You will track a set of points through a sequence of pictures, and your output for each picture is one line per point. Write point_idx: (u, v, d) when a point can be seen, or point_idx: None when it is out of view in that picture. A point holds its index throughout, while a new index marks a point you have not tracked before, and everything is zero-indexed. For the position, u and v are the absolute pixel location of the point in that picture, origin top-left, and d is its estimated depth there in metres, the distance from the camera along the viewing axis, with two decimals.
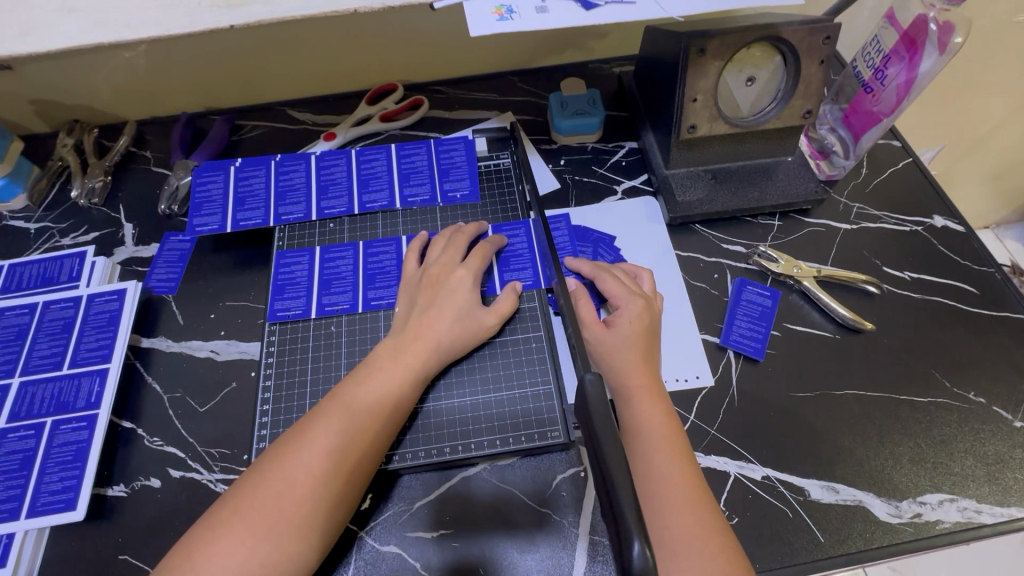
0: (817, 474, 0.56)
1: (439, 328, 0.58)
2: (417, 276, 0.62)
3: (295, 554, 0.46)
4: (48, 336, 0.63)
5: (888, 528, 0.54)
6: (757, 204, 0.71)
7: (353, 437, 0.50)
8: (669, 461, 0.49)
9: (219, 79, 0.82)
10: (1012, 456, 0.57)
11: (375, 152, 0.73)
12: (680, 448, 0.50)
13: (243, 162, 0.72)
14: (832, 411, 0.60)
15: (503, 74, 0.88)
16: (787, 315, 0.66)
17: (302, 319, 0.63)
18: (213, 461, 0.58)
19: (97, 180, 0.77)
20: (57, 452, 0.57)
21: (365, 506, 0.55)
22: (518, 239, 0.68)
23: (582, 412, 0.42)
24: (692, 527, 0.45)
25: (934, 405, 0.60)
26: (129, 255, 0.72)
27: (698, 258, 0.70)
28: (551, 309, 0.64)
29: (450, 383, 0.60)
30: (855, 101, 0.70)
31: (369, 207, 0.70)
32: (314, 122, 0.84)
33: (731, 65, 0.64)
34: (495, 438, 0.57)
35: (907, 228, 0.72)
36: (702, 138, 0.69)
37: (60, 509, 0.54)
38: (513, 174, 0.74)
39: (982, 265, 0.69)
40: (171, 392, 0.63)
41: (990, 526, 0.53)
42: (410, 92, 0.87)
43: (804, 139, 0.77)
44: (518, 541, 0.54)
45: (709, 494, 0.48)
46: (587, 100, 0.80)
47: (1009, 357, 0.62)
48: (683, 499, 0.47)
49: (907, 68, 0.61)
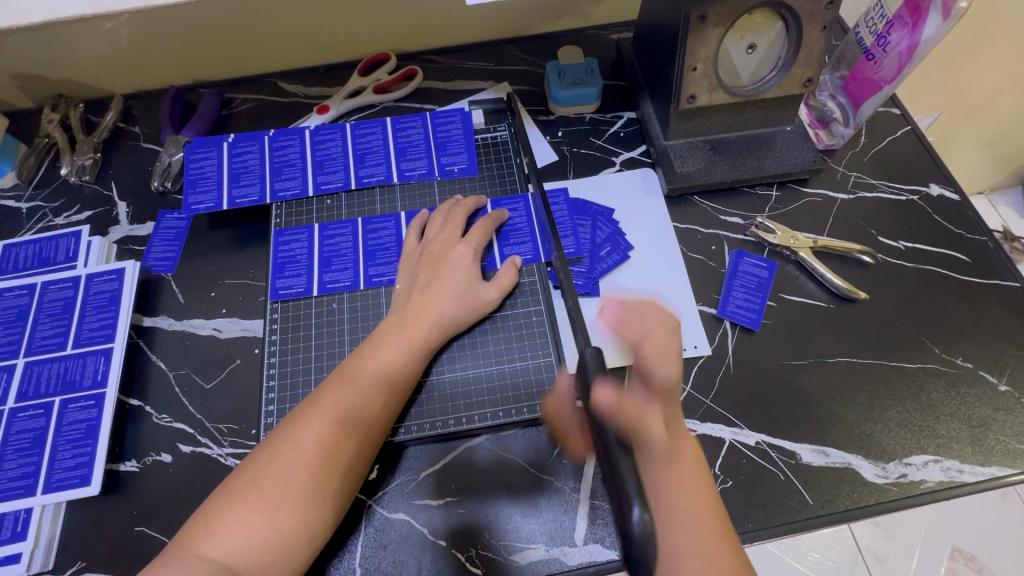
0: (809, 439, 0.58)
1: (440, 304, 0.58)
2: (418, 252, 0.63)
3: (309, 520, 0.48)
4: (49, 316, 0.64)
5: (875, 488, 0.56)
6: (756, 174, 0.71)
7: (360, 410, 0.52)
8: (685, 490, 0.46)
9: (206, 50, 0.79)
10: (996, 419, 0.59)
11: (371, 125, 0.72)
12: (695, 478, 0.47)
13: (236, 138, 0.71)
14: (824, 379, 0.61)
15: (498, 42, 0.86)
16: (784, 286, 0.67)
17: (304, 297, 0.64)
18: (222, 436, 0.60)
19: (87, 157, 0.76)
20: (68, 430, 0.58)
21: (373, 476, 0.57)
22: (517, 213, 0.67)
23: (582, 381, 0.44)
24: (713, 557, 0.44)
25: (923, 371, 0.61)
26: (124, 233, 0.72)
27: (696, 230, 0.71)
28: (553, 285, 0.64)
29: (453, 358, 0.61)
30: (856, 69, 0.69)
31: (366, 182, 0.69)
32: (305, 94, 0.83)
33: (732, 32, 0.63)
34: (497, 410, 0.58)
35: (903, 197, 0.72)
36: (701, 107, 0.68)
37: (75, 485, 0.56)
38: (510, 147, 0.73)
39: (975, 234, 0.70)
40: (176, 370, 0.63)
41: (971, 485, 0.56)
42: (404, 61, 0.85)
43: (804, 108, 0.75)
44: (522, 508, 0.56)
45: (723, 513, 0.47)
46: (585, 69, 0.78)
47: (997, 323, 0.64)
48: (702, 523, 0.45)
49: (909, 35, 0.60)
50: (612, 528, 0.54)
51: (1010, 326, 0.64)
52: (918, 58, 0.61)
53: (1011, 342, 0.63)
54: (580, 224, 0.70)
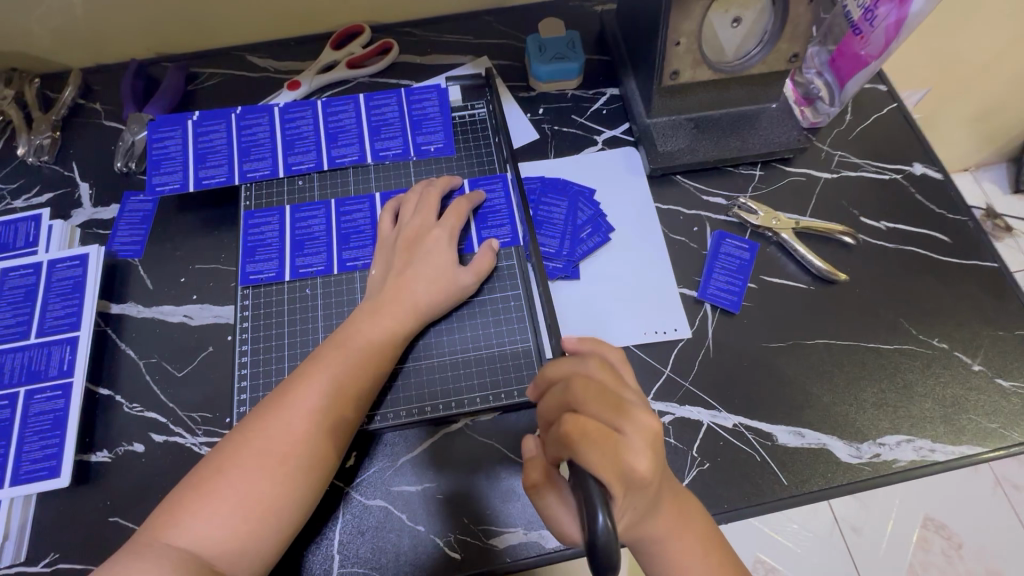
0: (785, 421, 0.59)
1: (415, 289, 0.57)
2: (393, 237, 0.61)
3: (279, 508, 0.47)
4: (11, 304, 0.61)
5: (849, 468, 0.57)
6: (739, 153, 0.69)
7: (331, 398, 0.51)
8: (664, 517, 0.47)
9: (167, 21, 0.75)
10: (969, 399, 0.60)
11: (343, 103, 0.69)
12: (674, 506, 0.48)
13: (201, 116, 0.68)
14: (802, 361, 0.61)
15: (477, 13, 0.82)
16: (765, 268, 0.66)
17: (276, 282, 0.62)
18: (196, 425, 0.59)
19: (45, 137, 0.73)
20: (34, 421, 0.56)
21: (350, 463, 0.57)
22: (495, 195, 0.66)
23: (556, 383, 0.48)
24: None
25: (899, 352, 0.62)
26: (87, 217, 0.69)
27: (678, 211, 0.69)
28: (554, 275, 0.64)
29: (430, 344, 0.60)
30: (844, 44, 0.67)
31: (339, 162, 0.67)
32: (275, 69, 0.79)
33: (717, 5, 0.60)
34: (475, 397, 0.58)
35: (887, 176, 0.72)
36: (685, 84, 0.66)
37: (44, 477, 0.54)
38: (489, 125, 0.71)
39: (957, 214, 0.69)
40: (146, 358, 0.62)
41: (941, 463, 0.57)
42: (378, 34, 0.81)
43: (790, 84, 0.74)
44: (500, 492, 0.56)
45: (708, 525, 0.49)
46: (566, 43, 0.75)
47: (973, 303, 0.64)
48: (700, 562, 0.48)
49: (897, 8, 0.59)
50: None
51: (986, 307, 0.64)
52: (905, 33, 0.59)
53: (987, 322, 0.63)
54: (558, 204, 0.68)
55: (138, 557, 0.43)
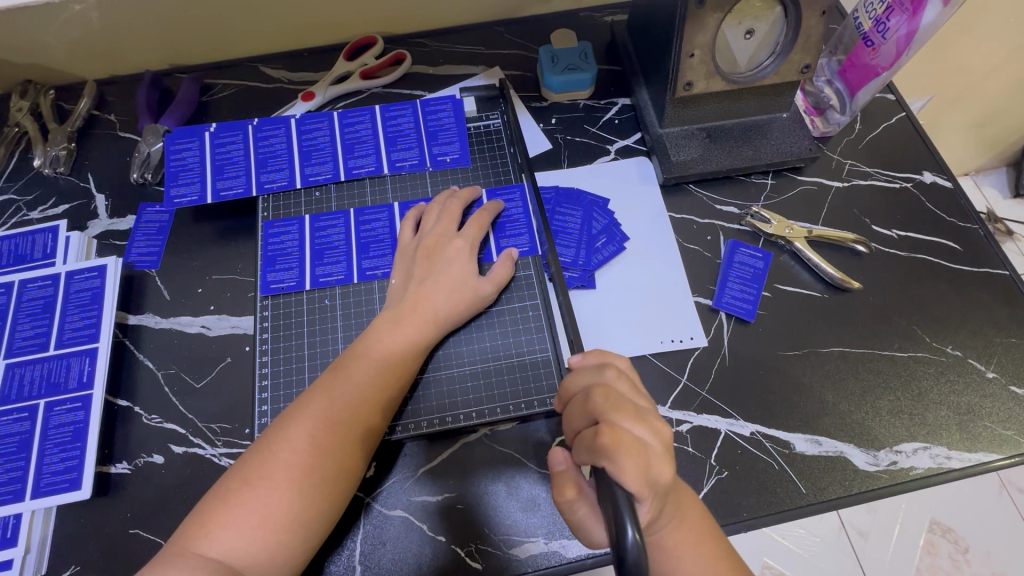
0: (802, 429, 0.59)
1: (436, 299, 0.58)
2: (413, 246, 0.62)
3: (305, 519, 0.47)
4: (29, 316, 0.62)
5: (866, 475, 0.57)
6: (752, 162, 0.70)
7: (355, 409, 0.51)
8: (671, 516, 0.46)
9: (182, 32, 0.76)
10: (984, 406, 0.60)
11: (359, 114, 0.70)
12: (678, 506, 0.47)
13: (218, 127, 0.68)
14: (818, 369, 0.62)
15: (488, 24, 0.83)
16: (779, 276, 0.67)
17: (295, 292, 0.62)
18: (215, 436, 0.59)
19: (61, 147, 0.73)
20: (54, 433, 0.57)
21: (371, 474, 0.57)
22: (513, 204, 0.66)
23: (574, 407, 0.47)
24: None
25: (914, 359, 0.62)
26: (104, 228, 0.69)
27: (692, 220, 0.70)
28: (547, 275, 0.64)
29: (449, 353, 0.60)
30: (854, 55, 0.68)
31: (355, 173, 0.67)
32: (289, 80, 0.80)
33: (730, 17, 0.61)
34: (494, 406, 0.58)
35: (897, 185, 0.72)
36: (698, 95, 0.67)
37: (65, 489, 0.54)
38: (503, 135, 0.72)
39: (967, 222, 0.70)
40: (165, 369, 0.62)
41: (958, 471, 0.57)
42: (391, 45, 0.82)
43: (800, 94, 0.75)
44: (522, 502, 0.56)
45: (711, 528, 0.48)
46: (578, 54, 0.76)
47: (986, 310, 0.65)
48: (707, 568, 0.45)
49: (909, 20, 0.59)
50: None
51: (999, 314, 0.64)
52: (916, 46, 0.60)
53: (999, 330, 0.64)
54: (573, 212, 0.69)
55: (168, 570, 0.44)
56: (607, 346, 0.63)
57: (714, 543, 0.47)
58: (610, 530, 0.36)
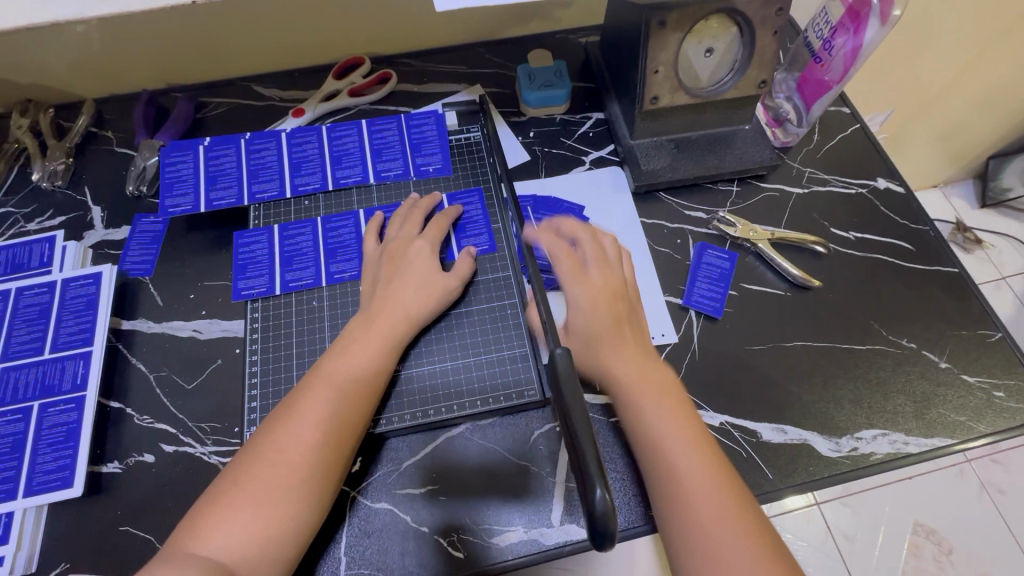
0: (768, 418, 0.62)
1: (404, 298, 0.61)
2: (379, 253, 0.65)
3: (296, 514, 0.49)
4: (25, 321, 0.64)
5: (829, 461, 0.60)
6: (717, 170, 0.75)
7: (336, 404, 0.54)
8: (656, 400, 0.54)
9: (178, 54, 0.80)
10: (938, 394, 0.64)
11: (346, 127, 0.74)
12: (662, 387, 0.55)
13: (212, 141, 0.72)
14: (782, 362, 0.65)
15: (470, 45, 0.89)
16: (744, 276, 0.71)
17: (285, 295, 0.66)
18: (205, 435, 0.61)
19: (59, 162, 0.76)
20: (48, 433, 0.58)
21: (356, 469, 0.59)
22: (472, 207, 0.71)
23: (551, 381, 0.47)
24: (694, 471, 0.49)
25: (872, 351, 0.66)
26: (99, 238, 0.72)
27: (663, 224, 0.74)
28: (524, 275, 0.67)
29: (420, 351, 0.63)
30: (807, 72, 0.74)
31: (344, 182, 0.71)
32: (280, 97, 0.84)
33: (691, 37, 0.66)
34: (475, 400, 0.61)
35: (854, 191, 0.77)
36: (665, 108, 0.72)
37: (57, 487, 0.56)
38: (482, 147, 0.76)
39: (919, 224, 0.75)
40: (157, 371, 0.64)
41: (915, 455, 0.61)
42: (378, 65, 0.87)
43: (760, 107, 0.80)
44: (503, 492, 0.58)
45: (714, 447, 0.52)
46: (554, 71, 0.81)
47: (938, 305, 0.69)
48: (694, 462, 0.50)
49: (853, 38, 0.65)
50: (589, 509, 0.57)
51: (950, 309, 0.69)
52: (860, 61, 0.65)
53: (951, 323, 0.68)
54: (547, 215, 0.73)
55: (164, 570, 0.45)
56: None
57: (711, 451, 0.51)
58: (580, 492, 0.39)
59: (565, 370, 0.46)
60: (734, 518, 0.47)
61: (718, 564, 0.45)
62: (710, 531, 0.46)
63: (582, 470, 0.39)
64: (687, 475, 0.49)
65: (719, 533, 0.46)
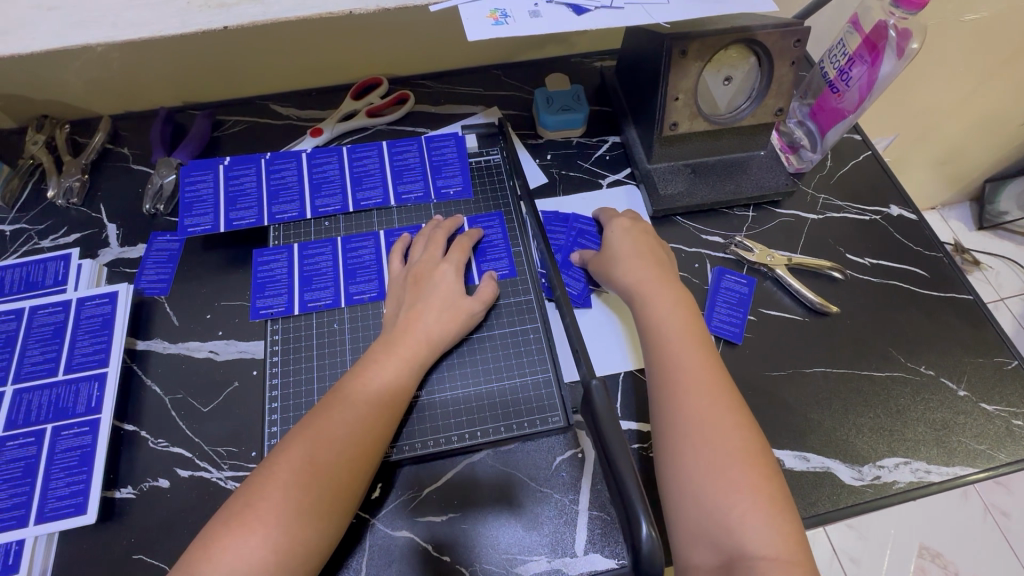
0: (791, 445, 0.62)
1: (427, 321, 0.61)
2: (403, 275, 0.65)
3: (309, 540, 0.48)
4: (39, 342, 0.63)
5: (852, 490, 0.60)
6: (734, 196, 0.75)
7: (354, 430, 0.53)
8: (691, 350, 0.55)
9: (197, 73, 0.80)
10: (957, 422, 0.64)
11: (367, 149, 0.75)
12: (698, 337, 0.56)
13: (232, 161, 0.72)
14: (802, 388, 0.65)
15: (486, 67, 0.90)
16: (762, 301, 0.71)
17: (304, 316, 0.66)
18: (221, 459, 0.59)
19: (75, 178, 0.76)
20: (61, 457, 0.57)
21: (375, 495, 0.58)
22: (493, 231, 0.71)
23: (589, 413, 0.50)
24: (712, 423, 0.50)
25: (891, 378, 0.66)
26: (115, 256, 0.71)
27: (680, 248, 0.74)
28: (546, 296, 0.68)
29: (443, 376, 0.63)
30: (822, 99, 0.75)
31: (364, 205, 0.72)
32: (298, 117, 0.84)
33: (711, 65, 0.67)
34: (495, 425, 0.61)
35: (867, 217, 0.78)
36: (682, 134, 0.72)
37: (70, 514, 0.55)
38: (503, 169, 0.77)
39: (932, 251, 0.76)
40: (172, 394, 0.63)
41: (937, 484, 0.60)
42: (395, 86, 0.87)
43: (775, 134, 0.81)
44: (526, 520, 0.57)
45: (736, 403, 0.51)
46: (571, 96, 0.82)
47: (954, 332, 0.69)
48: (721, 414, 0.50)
49: (869, 70, 0.66)
50: (609, 538, 0.56)
51: (965, 335, 0.69)
52: (877, 91, 0.66)
53: (967, 350, 0.68)
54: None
55: None
56: (618, 359, 0.65)
57: (732, 405, 0.51)
58: (626, 531, 0.42)
59: (602, 403, 0.49)
60: (746, 471, 0.47)
61: (719, 507, 0.46)
62: (718, 477, 0.47)
63: (628, 510, 0.42)
64: (704, 421, 0.50)
65: (731, 479, 0.47)
